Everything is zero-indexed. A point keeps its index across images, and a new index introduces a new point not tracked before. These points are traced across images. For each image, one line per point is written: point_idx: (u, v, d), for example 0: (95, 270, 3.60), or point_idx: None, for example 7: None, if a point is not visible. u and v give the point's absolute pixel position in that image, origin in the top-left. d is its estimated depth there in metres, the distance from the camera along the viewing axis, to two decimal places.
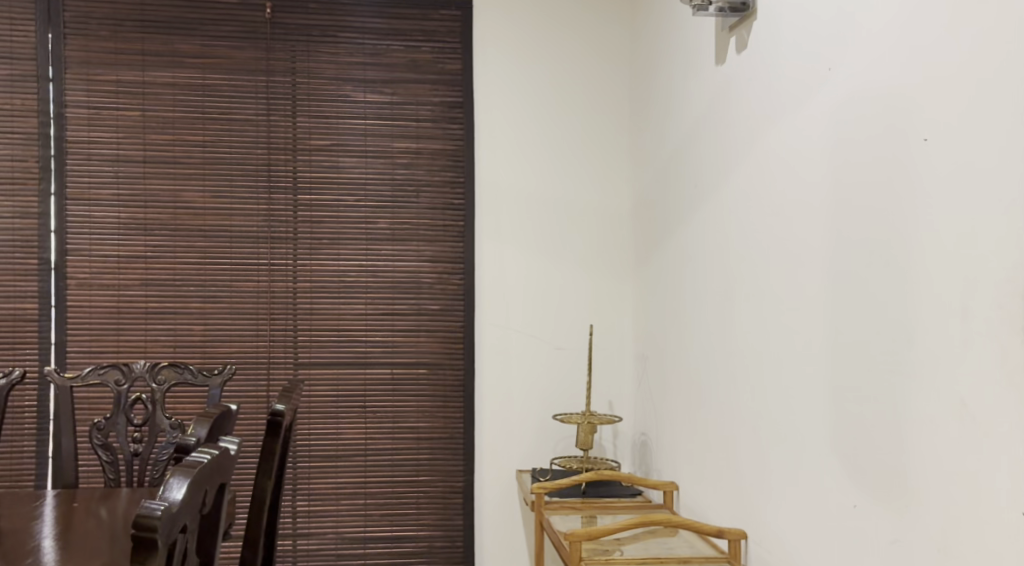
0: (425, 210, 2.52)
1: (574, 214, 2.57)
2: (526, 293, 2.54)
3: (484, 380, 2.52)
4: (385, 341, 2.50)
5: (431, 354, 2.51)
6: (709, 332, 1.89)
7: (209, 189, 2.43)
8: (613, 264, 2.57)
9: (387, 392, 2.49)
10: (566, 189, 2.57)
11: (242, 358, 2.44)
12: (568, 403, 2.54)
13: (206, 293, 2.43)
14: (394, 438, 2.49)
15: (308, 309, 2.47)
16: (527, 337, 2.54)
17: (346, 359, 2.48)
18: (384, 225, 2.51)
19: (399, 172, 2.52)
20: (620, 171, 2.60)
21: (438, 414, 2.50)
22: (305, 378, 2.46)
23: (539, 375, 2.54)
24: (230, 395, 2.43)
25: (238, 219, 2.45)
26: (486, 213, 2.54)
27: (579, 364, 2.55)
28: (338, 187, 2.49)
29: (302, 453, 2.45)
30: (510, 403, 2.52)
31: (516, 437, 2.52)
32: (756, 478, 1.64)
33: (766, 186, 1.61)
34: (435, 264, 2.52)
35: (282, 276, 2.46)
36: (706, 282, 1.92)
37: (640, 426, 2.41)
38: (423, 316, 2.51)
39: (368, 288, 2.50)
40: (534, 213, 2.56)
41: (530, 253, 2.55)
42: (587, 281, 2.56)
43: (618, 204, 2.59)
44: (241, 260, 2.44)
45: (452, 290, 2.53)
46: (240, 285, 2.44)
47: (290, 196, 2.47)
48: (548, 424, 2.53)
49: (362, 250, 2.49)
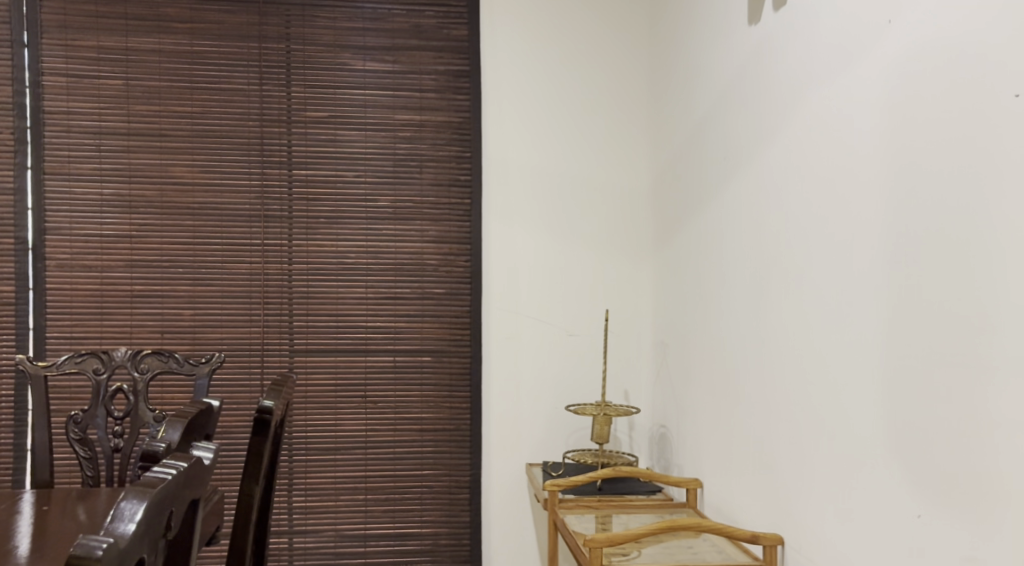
0: (429, 186, 2.37)
1: (588, 192, 2.41)
2: (537, 276, 2.39)
3: (492, 368, 2.37)
4: (386, 327, 2.35)
5: (436, 341, 2.36)
6: (741, 320, 1.74)
7: (198, 165, 2.27)
8: (629, 245, 2.41)
9: (389, 381, 2.34)
10: (581, 165, 2.41)
11: (235, 345, 2.29)
12: (582, 393, 2.39)
13: (197, 276, 2.27)
14: (397, 430, 2.34)
15: (304, 293, 2.32)
16: (538, 323, 2.38)
17: (345, 346, 2.33)
18: (385, 203, 2.35)
19: (401, 146, 2.35)
20: (638, 147, 2.43)
21: (442, 404, 2.36)
22: (301, 366, 2.31)
23: (551, 363, 2.38)
24: (222, 385, 2.28)
25: (229, 196, 2.29)
26: (495, 191, 2.38)
27: (593, 353, 2.40)
28: (336, 163, 2.33)
29: (299, 446, 2.31)
30: (520, 393, 2.37)
31: (526, 430, 2.37)
32: (796, 477, 1.50)
33: (812, 157, 1.45)
34: (439, 245, 2.37)
35: (277, 257, 2.31)
36: (738, 265, 1.76)
37: (659, 418, 2.26)
38: (427, 300, 2.36)
39: (368, 271, 2.34)
40: (547, 191, 2.40)
41: (542, 233, 2.39)
42: (602, 263, 2.40)
43: (635, 182, 2.43)
44: (232, 240, 2.29)
45: (457, 272, 2.37)
46: (231, 267, 2.29)
47: (285, 172, 2.31)
48: (561, 415, 2.38)
49: (362, 230, 2.34)
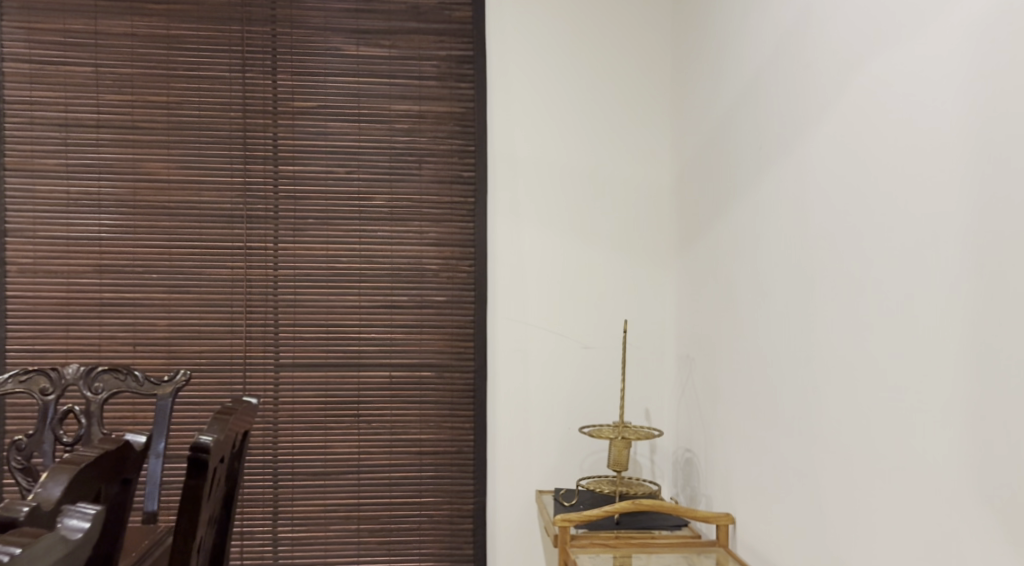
0: (429, 184, 2.14)
1: (603, 189, 2.18)
2: (546, 281, 2.16)
3: (498, 382, 2.14)
4: (381, 339, 2.12)
5: (436, 355, 2.13)
6: (780, 332, 1.50)
7: (175, 160, 2.07)
8: (648, 248, 2.18)
9: (385, 400, 2.12)
10: (596, 159, 2.18)
11: (214, 359, 2.08)
12: (596, 412, 2.15)
13: (173, 282, 2.07)
14: (393, 453, 2.12)
15: (291, 302, 2.10)
16: (548, 334, 2.15)
17: (336, 359, 2.11)
18: (380, 202, 2.13)
19: (398, 139, 2.14)
20: (658, 139, 2.20)
21: (443, 425, 2.13)
22: (287, 382, 2.10)
23: (563, 379, 2.15)
24: (200, 402, 2.07)
25: (209, 195, 2.08)
26: (501, 187, 2.16)
27: (609, 367, 2.15)
28: (326, 158, 2.12)
29: (285, 470, 2.09)
30: (528, 410, 2.14)
31: (535, 452, 2.14)
32: (851, 523, 1.25)
33: (869, 138, 1.21)
34: (440, 248, 2.14)
35: (261, 261, 2.09)
36: (775, 269, 1.52)
37: (683, 442, 2.01)
38: (426, 310, 2.14)
39: (362, 277, 2.12)
40: (557, 188, 2.17)
41: (552, 235, 2.16)
42: (618, 268, 2.17)
43: (655, 178, 2.19)
44: (212, 244, 2.08)
45: (460, 278, 2.15)
46: (211, 272, 2.08)
47: (270, 168, 2.10)
48: (573, 437, 2.14)
49: (355, 231, 2.12)
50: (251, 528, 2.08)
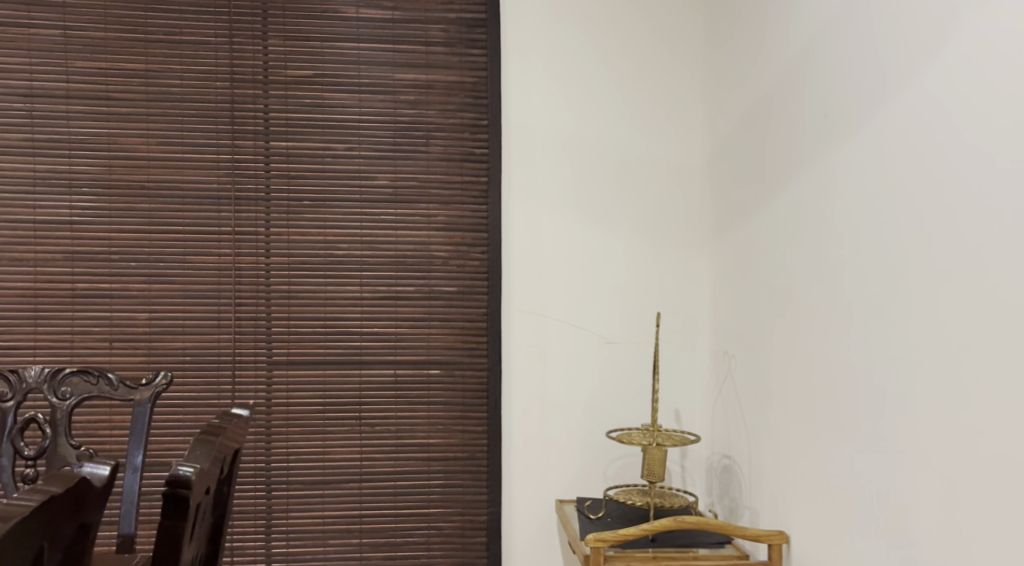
0: (437, 162, 1.94)
1: (631, 168, 1.98)
2: (568, 268, 1.96)
3: (515, 379, 1.95)
4: (384, 334, 1.92)
5: (445, 350, 1.94)
6: (851, 328, 1.31)
7: (154, 135, 1.86)
8: (680, 233, 1.98)
9: (389, 401, 1.92)
10: (624, 134, 1.98)
11: (200, 355, 1.87)
12: (622, 412, 1.96)
13: (153, 271, 1.86)
14: (398, 459, 1.92)
15: (285, 293, 1.90)
16: (571, 327, 1.96)
17: (335, 356, 1.91)
18: (383, 182, 1.93)
19: (403, 112, 1.93)
20: (691, 114, 2.00)
21: (454, 427, 1.94)
22: (281, 382, 1.89)
23: (586, 376, 1.96)
24: (184, 405, 1.87)
25: (193, 175, 1.87)
26: (517, 164, 1.96)
27: (637, 363, 1.97)
28: (323, 133, 1.91)
29: (279, 479, 1.89)
30: (548, 410, 1.95)
31: (555, 457, 1.95)
32: (955, 550, 1.06)
33: (987, 95, 1.02)
34: (450, 233, 1.94)
35: (251, 248, 1.89)
36: (844, 255, 1.34)
37: (721, 447, 1.83)
38: (435, 301, 1.94)
39: (363, 265, 1.92)
40: (581, 166, 1.97)
41: (574, 218, 1.96)
42: (647, 254, 1.97)
43: (688, 156, 2.00)
44: (196, 228, 1.87)
45: (471, 267, 1.95)
46: (196, 260, 1.87)
47: (261, 144, 1.89)
48: (596, 440, 1.96)
49: (355, 214, 1.92)
50: (242, 543, 1.88)
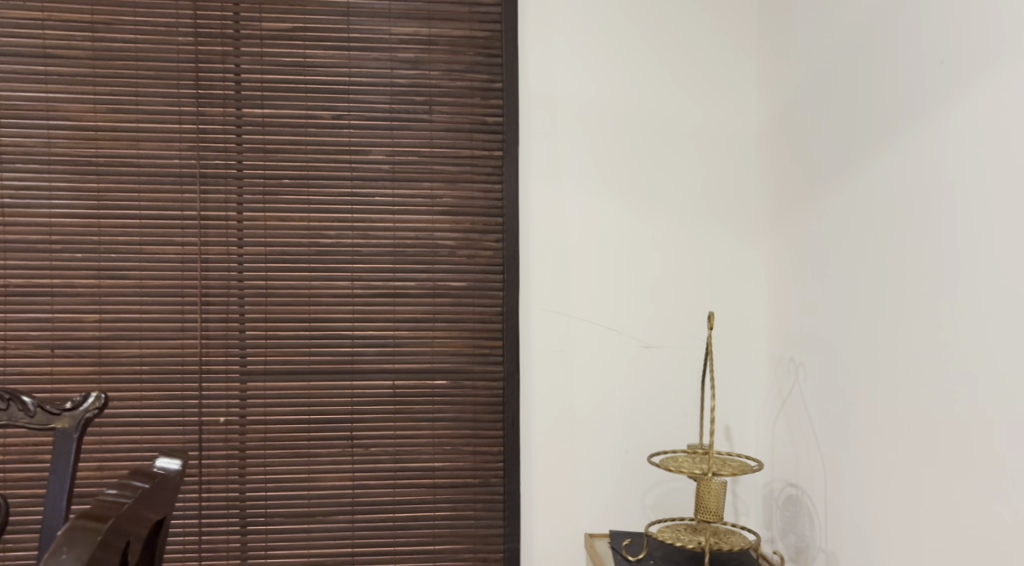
0: (442, 133, 1.63)
1: (670, 140, 1.67)
2: (597, 259, 1.65)
3: (535, 390, 1.64)
4: (380, 339, 1.62)
5: (452, 358, 1.63)
6: (985, 336, 1.00)
7: (102, 101, 1.55)
8: (729, 216, 1.68)
9: (386, 418, 1.62)
10: (662, 99, 1.67)
11: (160, 364, 1.57)
12: (661, 429, 1.66)
13: (102, 264, 1.55)
14: (397, 487, 1.62)
15: (261, 291, 1.59)
16: (601, 328, 1.65)
17: (321, 365, 1.61)
18: (378, 158, 1.62)
19: (400, 73, 1.62)
20: (742, 75, 1.69)
21: (463, 449, 1.63)
22: (257, 396, 1.59)
23: (619, 387, 1.66)
24: (141, 425, 1.56)
25: (150, 149, 1.57)
26: (537, 135, 1.65)
27: (678, 371, 1.66)
28: (306, 99, 1.60)
29: (256, 512, 1.59)
30: (574, 428, 1.65)
31: (583, 482, 1.65)
32: None
33: None
34: (457, 217, 1.63)
35: (221, 236, 1.58)
36: (971, 240, 1.03)
37: (783, 473, 1.53)
38: (440, 300, 1.63)
39: (355, 256, 1.61)
40: (611, 137, 1.66)
41: (604, 199, 1.66)
42: (690, 241, 1.67)
43: (738, 126, 1.68)
44: (154, 213, 1.57)
45: (483, 258, 1.64)
46: (154, 251, 1.57)
47: (231, 113, 1.58)
48: (630, 462, 1.66)
49: (345, 197, 1.61)
50: None
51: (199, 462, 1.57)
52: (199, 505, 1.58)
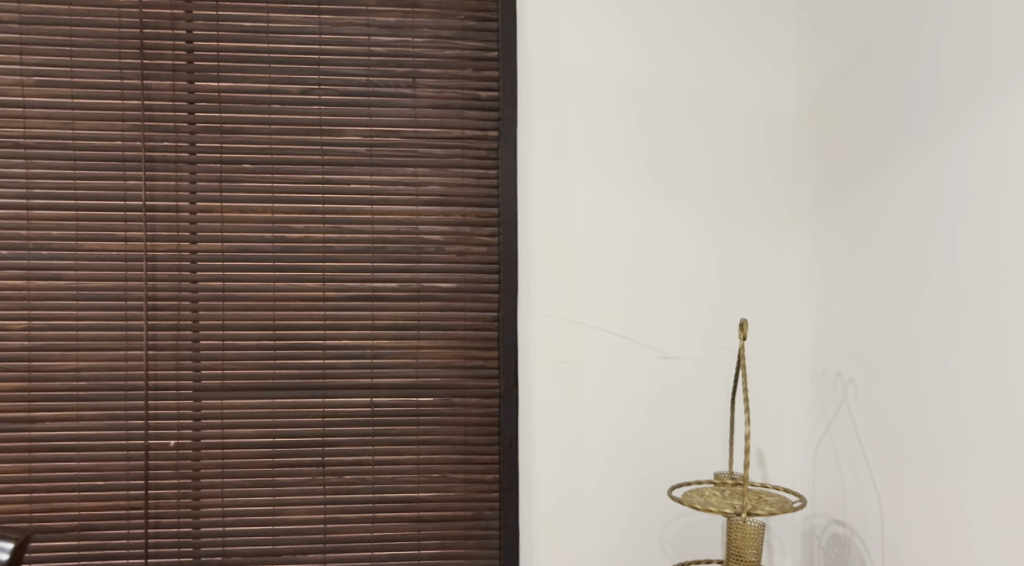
0: (427, 109, 1.40)
1: (695, 119, 1.44)
2: (609, 256, 1.43)
3: (535, 408, 1.42)
4: (356, 349, 1.39)
5: (440, 371, 1.41)
6: None
7: (31, 73, 1.33)
8: (762, 208, 1.45)
9: (362, 441, 1.39)
10: (685, 72, 1.44)
11: (100, 380, 1.35)
12: (682, 453, 1.43)
13: (32, 263, 1.33)
14: (376, 522, 1.40)
15: (218, 294, 1.37)
16: (613, 337, 1.43)
17: (288, 380, 1.38)
18: (353, 139, 1.39)
19: (378, 40, 1.39)
20: (777, 44, 1.45)
21: (453, 477, 1.41)
22: (212, 416, 1.37)
23: (634, 405, 1.43)
24: (77, 449, 1.34)
25: (88, 128, 1.34)
26: (537, 113, 1.42)
27: (702, 387, 1.44)
28: (269, 70, 1.38)
29: (212, 552, 1.37)
30: (581, 453, 1.42)
31: (592, 515, 1.43)
32: None
33: None
34: (445, 208, 1.41)
35: (170, 231, 1.36)
36: None
37: (827, 508, 1.30)
38: (425, 304, 1.40)
39: (326, 253, 1.39)
40: (625, 116, 1.43)
41: (617, 188, 1.43)
42: (716, 236, 1.44)
43: (773, 103, 1.45)
44: (93, 203, 1.35)
45: (475, 255, 1.41)
46: (92, 248, 1.34)
47: (181, 86, 1.36)
48: (647, 492, 1.43)
49: (315, 185, 1.39)
50: None
51: (147, 493, 1.35)
52: (146, 544, 1.36)
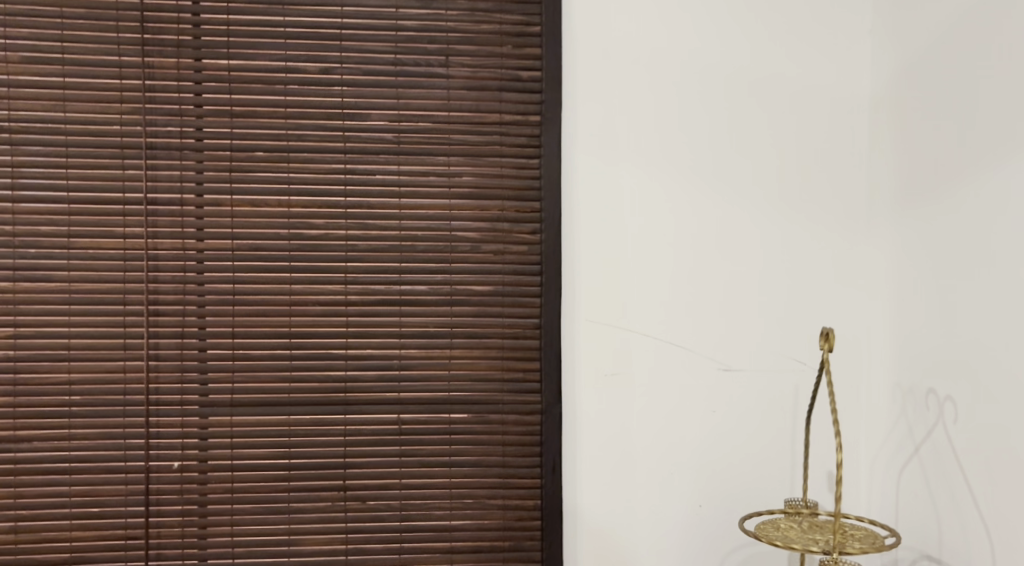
0: (461, 91, 1.25)
1: (759, 103, 1.29)
2: (663, 257, 1.28)
3: (581, 426, 1.27)
4: (381, 360, 1.24)
5: (475, 384, 1.25)
6: None
7: (17, 48, 1.18)
8: (834, 202, 1.29)
9: (388, 463, 1.24)
10: (749, 50, 1.29)
11: (94, 394, 1.20)
12: (745, 478, 1.28)
13: (18, 263, 1.19)
14: (403, 553, 1.25)
15: (228, 298, 1.22)
16: (668, 347, 1.28)
17: (307, 394, 1.23)
18: (378, 124, 1.24)
19: (407, 14, 1.24)
20: (852, 19, 1.30)
21: (489, 503, 1.25)
22: (220, 435, 1.22)
23: (690, 423, 1.28)
24: (69, 472, 1.20)
25: (81, 111, 1.19)
26: (584, 95, 1.27)
27: (767, 403, 1.28)
28: (285, 47, 1.23)
29: None
30: (632, 475, 1.27)
31: (645, 545, 1.27)
32: None
33: None
34: (481, 201, 1.26)
35: (174, 226, 1.21)
36: None
37: (915, 542, 1.15)
38: (458, 309, 1.25)
39: (348, 252, 1.24)
40: (683, 99, 1.28)
41: (672, 180, 1.28)
42: (782, 234, 1.29)
43: (846, 86, 1.30)
44: (87, 195, 1.20)
45: (515, 255, 1.26)
46: (86, 246, 1.20)
47: (186, 65, 1.21)
48: (706, 521, 1.28)
49: (336, 175, 1.24)
50: None
51: (147, 522, 1.20)
52: None
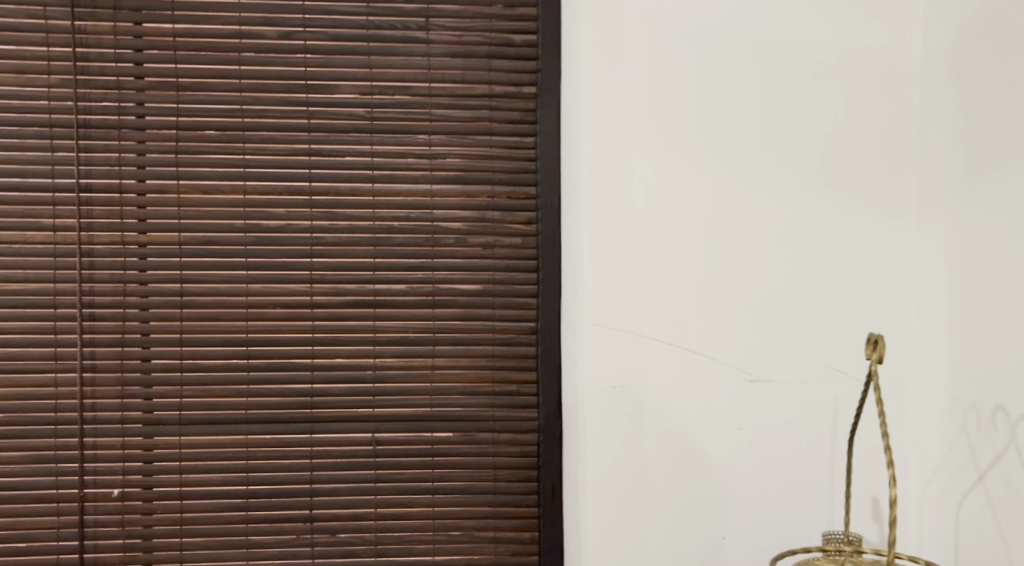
0: (444, 59, 1.08)
1: (792, 69, 1.11)
2: (677, 249, 1.10)
3: (584, 446, 1.10)
4: (352, 371, 1.08)
5: (462, 398, 1.08)
6: None
7: None
8: (877, 186, 1.11)
9: (361, 489, 1.08)
10: (779, 9, 1.11)
11: (20, 411, 1.04)
12: (773, 504, 1.11)
13: None
14: None
15: (175, 299, 1.06)
16: (684, 354, 1.10)
17: (266, 410, 1.07)
18: (348, 98, 1.07)
19: None
20: None
21: (478, 535, 1.09)
22: (167, 458, 1.06)
23: (710, 442, 1.10)
24: None
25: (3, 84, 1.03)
26: (587, 63, 1.10)
27: (799, 419, 1.11)
28: (239, 8, 1.06)
29: None
30: (643, 502, 1.10)
31: None
32: None
33: None
34: (468, 186, 1.08)
35: (112, 218, 1.05)
36: None
37: None
38: (442, 311, 1.08)
39: (314, 246, 1.07)
40: (702, 66, 1.10)
41: (688, 161, 1.10)
42: (816, 223, 1.11)
43: (893, 50, 1.11)
44: (10, 181, 1.03)
45: (507, 249, 1.08)
46: (9, 241, 1.03)
47: (124, 28, 1.04)
48: (729, 555, 1.10)
49: (298, 157, 1.07)
50: None
51: (83, 558, 1.05)
52: None
